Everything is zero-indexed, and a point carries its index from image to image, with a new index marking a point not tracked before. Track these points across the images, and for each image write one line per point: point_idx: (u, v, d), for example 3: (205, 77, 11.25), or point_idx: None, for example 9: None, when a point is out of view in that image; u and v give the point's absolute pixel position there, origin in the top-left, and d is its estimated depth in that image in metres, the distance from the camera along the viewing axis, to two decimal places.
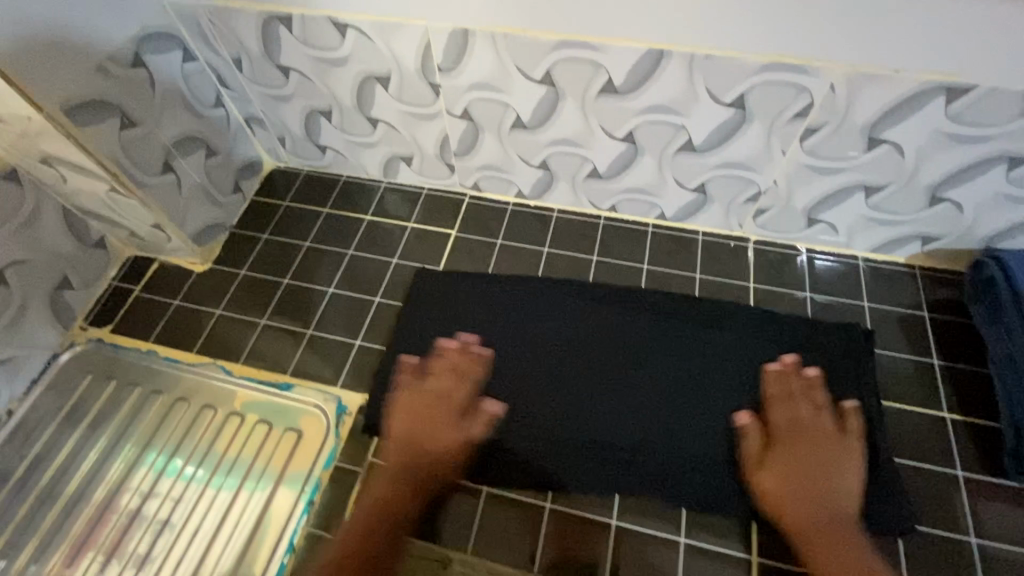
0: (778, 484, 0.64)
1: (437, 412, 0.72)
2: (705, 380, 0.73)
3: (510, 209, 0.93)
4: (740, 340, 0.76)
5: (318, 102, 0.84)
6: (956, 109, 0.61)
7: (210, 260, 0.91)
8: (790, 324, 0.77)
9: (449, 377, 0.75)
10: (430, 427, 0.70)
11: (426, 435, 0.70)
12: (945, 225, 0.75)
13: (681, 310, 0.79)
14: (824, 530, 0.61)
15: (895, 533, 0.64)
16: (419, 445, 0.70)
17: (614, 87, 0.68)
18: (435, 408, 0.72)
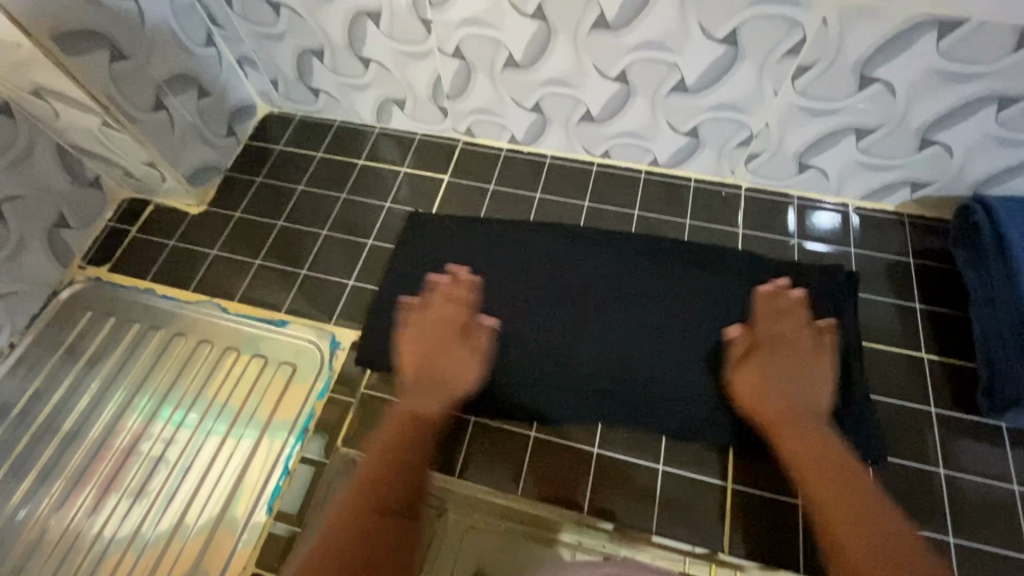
0: (783, 431, 0.63)
1: (427, 331, 0.72)
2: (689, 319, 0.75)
3: (502, 155, 0.93)
4: (722, 282, 0.77)
5: (309, 41, 0.84)
6: (948, 44, 0.60)
7: (205, 203, 0.92)
8: (772, 266, 0.78)
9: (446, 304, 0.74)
10: (440, 355, 0.71)
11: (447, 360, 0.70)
12: (935, 170, 0.75)
13: (670, 254, 0.81)
14: (791, 421, 0.63)
15: (869, 461, 0.65)
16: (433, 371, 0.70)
17: (606, 21, 0.68)
18: (439, 335, 0.72)
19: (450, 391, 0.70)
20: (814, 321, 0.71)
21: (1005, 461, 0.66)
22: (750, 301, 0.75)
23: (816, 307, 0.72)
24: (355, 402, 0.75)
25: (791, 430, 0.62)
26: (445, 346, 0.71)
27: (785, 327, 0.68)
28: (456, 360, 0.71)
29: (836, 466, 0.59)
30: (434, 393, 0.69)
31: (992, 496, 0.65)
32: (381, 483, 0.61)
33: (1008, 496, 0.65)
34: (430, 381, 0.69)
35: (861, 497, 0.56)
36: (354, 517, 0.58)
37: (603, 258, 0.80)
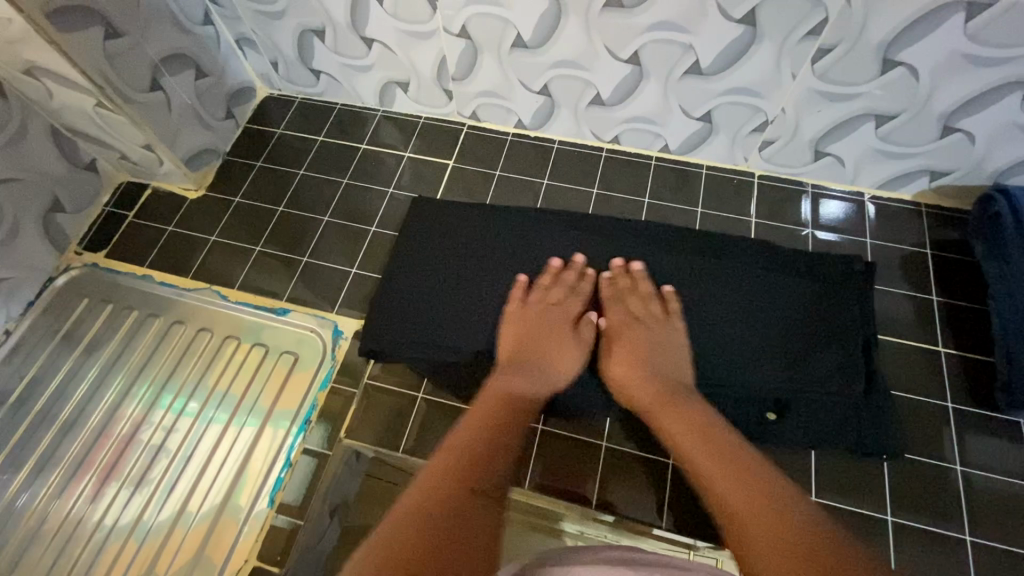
0: (683, 402, 0.61)
1: (535, 320, 0.70)
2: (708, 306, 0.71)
3: (509, 140, 0.91)
4: (741, 269, 0.73)
5: (310, 19, 0.81)
6: (976, 26, 0.58)
7: (204, 188, 0.90)
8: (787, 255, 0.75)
9: (561, 294, 0.72)
10: (545, 333, 0.69)
11: (552, 340, 0.68)
12: (955, 158, 0.73)
13: (682, 238, 0.77)
14: (662, 401, 0.61)
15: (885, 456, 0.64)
16: (528, 347, 0.68)
17: (620, 0, 0.65)
18: (552, 315, 0.70)
19: (546, 377, 0.66)
20: (833, 312, 0.69)
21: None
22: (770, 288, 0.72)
23: (834, 298, 0.70)
24: (358, 393, 0.74)
25: (664, 412, 0.61)
26: (548, 330, 0.69)
27: (632, 304, 0.70)
28: (557, 341, 0.68)
29: (737, 470, 0.53)
30: (519, 375, 0.65)
31: (1011, 494, 0.63)
32: (468, 453, 0.56)
33: None
34: (507, 367, 0.66)
35: (743, 495, 0.51)
36: (442, 481, 0.52)
37: (617, 242, 0.77)
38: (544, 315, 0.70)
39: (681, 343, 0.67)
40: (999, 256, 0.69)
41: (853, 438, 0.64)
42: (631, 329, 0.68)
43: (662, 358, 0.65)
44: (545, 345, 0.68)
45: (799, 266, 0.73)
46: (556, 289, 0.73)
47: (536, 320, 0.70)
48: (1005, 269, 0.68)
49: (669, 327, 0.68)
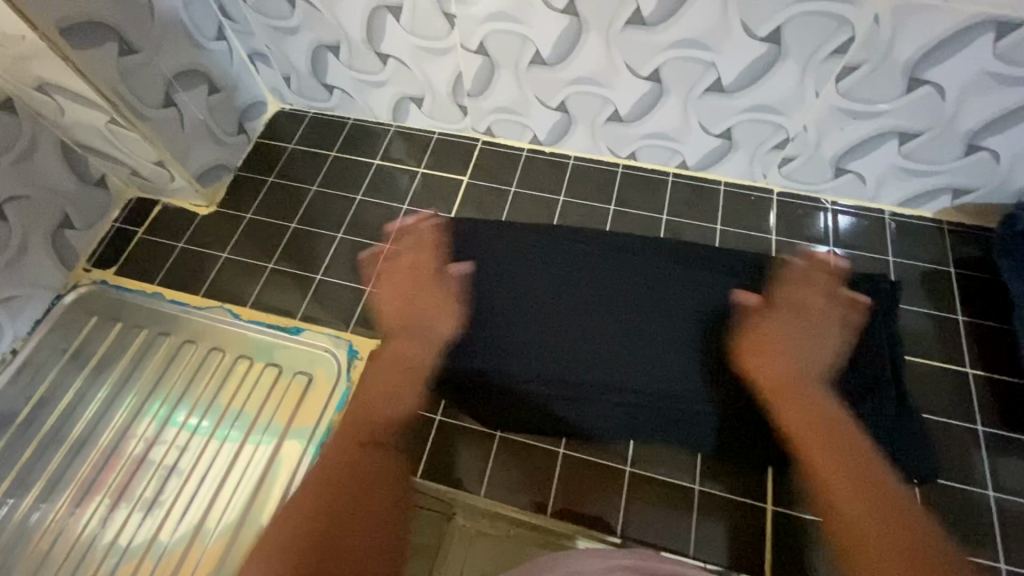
0: (809, 393, 0.60)
1: (405, 284, 0.71)
2: (731, 326, 0.69)
3: (523, 156, 0.90)
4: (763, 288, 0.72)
5: (325, 35, 0.80)
6: (1005, 46, 0.57)
7: (215, 204, 0.89)
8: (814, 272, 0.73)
9: (414, 249, 0.74)
10: (410, 295, 0.70)
11: (414, 298, 0.70)
12: (978, 177, 0.72)
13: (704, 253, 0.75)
14: (779, 390, 0.61)
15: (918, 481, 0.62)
16: (406, 296, 0.70)
17: (641, 18, 0.64)
18: (412, 276, 0.72)
19: (429, 337, 0.68)
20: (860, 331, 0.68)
21: None
22: None
23: (860, 316, 0.69)
24: None
25: (778, 399, 0.60)
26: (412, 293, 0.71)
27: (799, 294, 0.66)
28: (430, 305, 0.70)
29: (832, 442, 0.55)
30: (417, 339, 0.68)
31: None
32: (362, 430, 0.63)
33: None
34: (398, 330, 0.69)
35: (848, 482, 0.52)
36: (341, 446, 0.61)
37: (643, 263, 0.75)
38: (391, 272, 0.73)
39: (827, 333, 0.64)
40: None
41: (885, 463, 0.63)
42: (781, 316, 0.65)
43: (809, 344, 0.63)
44: (409, 296, 0.70)
45: None
46: (410, 252, 0.74)
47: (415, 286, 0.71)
48: None
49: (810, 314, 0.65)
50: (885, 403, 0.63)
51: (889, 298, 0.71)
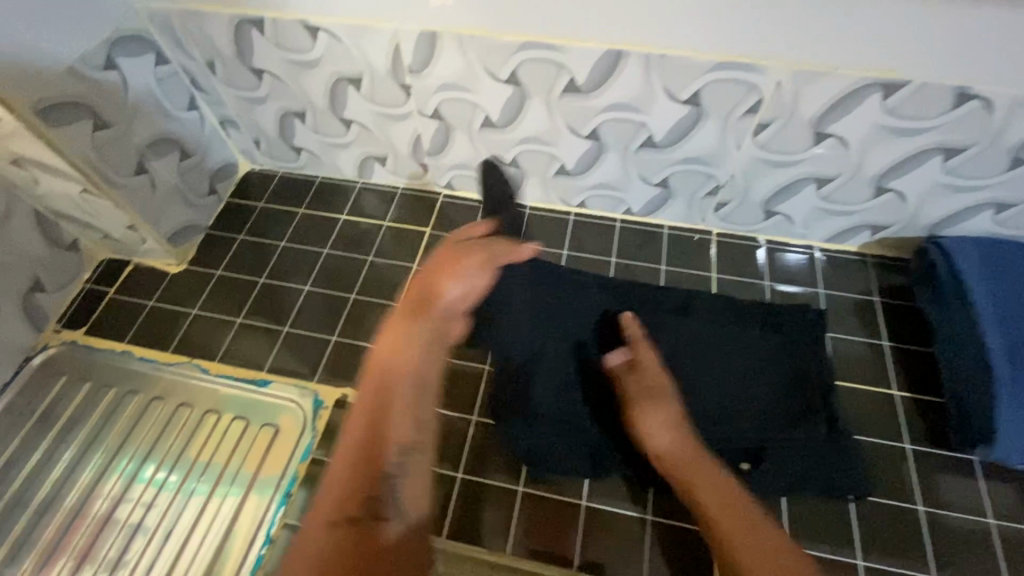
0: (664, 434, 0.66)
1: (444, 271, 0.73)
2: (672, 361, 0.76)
3: (482, 207, 0.96)
4: (717, 329, 0.77)
5: (291, 103, 0.86)
6: (892, 103, 0.65)
7: (185, 262, 0.92)
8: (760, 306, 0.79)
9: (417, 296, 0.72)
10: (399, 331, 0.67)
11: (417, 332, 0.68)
12: (891, 214, 0.79)
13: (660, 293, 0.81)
14: (686, 461, 0.64)
15: (851, 498, 0.67)
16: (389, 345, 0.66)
17: (577, 86, 0.72)
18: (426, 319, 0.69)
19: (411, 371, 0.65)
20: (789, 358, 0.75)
21: (984, 495, 0.68)
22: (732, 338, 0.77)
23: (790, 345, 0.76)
24: None
25: (691, 469, 0.63)
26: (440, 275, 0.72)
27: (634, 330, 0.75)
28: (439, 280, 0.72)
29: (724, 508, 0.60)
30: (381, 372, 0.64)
31: (970, 529, 0.66)
32: (360, 453, 0.58)
33: (987, 529, 0.66)
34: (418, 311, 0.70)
35: (756, 539, 0.56)
36: (365, 459, 0.57)
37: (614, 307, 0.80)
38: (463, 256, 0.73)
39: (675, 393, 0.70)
40: (938, 303, 0.75)
41: (822, 483, 0.68)
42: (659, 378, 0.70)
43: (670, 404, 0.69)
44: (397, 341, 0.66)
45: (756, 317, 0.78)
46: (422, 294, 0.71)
47: (446, 267, 0.73)
48: (944, 315, 0.74)
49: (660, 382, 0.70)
50: (818, 424, 0.69)
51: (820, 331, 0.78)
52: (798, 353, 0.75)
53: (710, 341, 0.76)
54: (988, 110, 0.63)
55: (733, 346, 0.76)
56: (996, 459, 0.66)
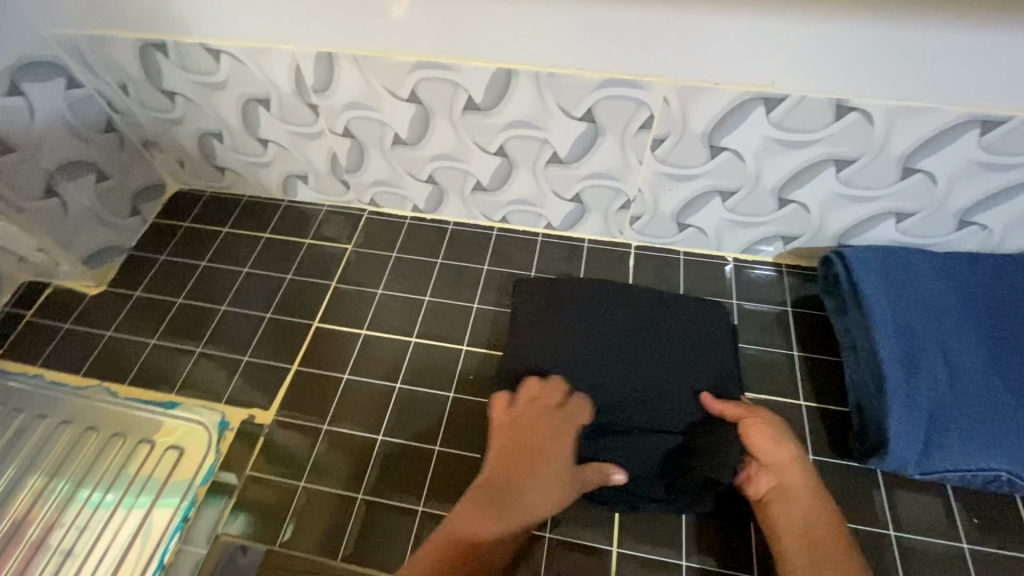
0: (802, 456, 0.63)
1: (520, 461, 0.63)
2: (597, 381, 0.73)
3: (407, 223, 0.96)
4: (635, 322, 0.78)
5: (207, 124, 0.86)
6: (777, 117, 0.66)
7: (105, 283, 0.92)
8: (674, 304, 0.80)
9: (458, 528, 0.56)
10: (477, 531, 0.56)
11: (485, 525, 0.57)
12: (798, 225, 0.80)
13: (580, 288, 0.82)
14: (781, 490, 0.61)
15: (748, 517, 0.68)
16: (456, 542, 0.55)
17: (476, 104, 0.73)
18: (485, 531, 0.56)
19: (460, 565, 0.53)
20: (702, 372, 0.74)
21: (879, 504, 0.69)
22: (654, 355, 0.75)
23: (706, 358, 0.75)
24: (241, 484, 0.73)
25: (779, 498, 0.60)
26: (521, 478, 0.61)
27: (548, 394, 0.70)
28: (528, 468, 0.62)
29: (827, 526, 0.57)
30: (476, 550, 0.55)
31: (864, 539, 0.67)
32: None
33: (881, 539, 0.67)
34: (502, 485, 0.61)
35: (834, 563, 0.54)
36: None
37: (534, 296, 0.81)
38: (537, 424, 0.66)
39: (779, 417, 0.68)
40: (842, 312, 0.76)
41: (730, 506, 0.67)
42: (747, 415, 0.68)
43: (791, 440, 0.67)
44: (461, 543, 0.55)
45: (674, 332, 0.77)
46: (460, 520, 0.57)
47: (524, 451, 0.63)
48: (846, 325, 0.75)
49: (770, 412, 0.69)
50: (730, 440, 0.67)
51: (734, 335, 0.78)
52: (717, 349, 0.76)
53: (628, 332, 0.77)
54: (868, 122, 0.64)
55: (651, 339, 0.77)
56: (892, 468, 0.65)
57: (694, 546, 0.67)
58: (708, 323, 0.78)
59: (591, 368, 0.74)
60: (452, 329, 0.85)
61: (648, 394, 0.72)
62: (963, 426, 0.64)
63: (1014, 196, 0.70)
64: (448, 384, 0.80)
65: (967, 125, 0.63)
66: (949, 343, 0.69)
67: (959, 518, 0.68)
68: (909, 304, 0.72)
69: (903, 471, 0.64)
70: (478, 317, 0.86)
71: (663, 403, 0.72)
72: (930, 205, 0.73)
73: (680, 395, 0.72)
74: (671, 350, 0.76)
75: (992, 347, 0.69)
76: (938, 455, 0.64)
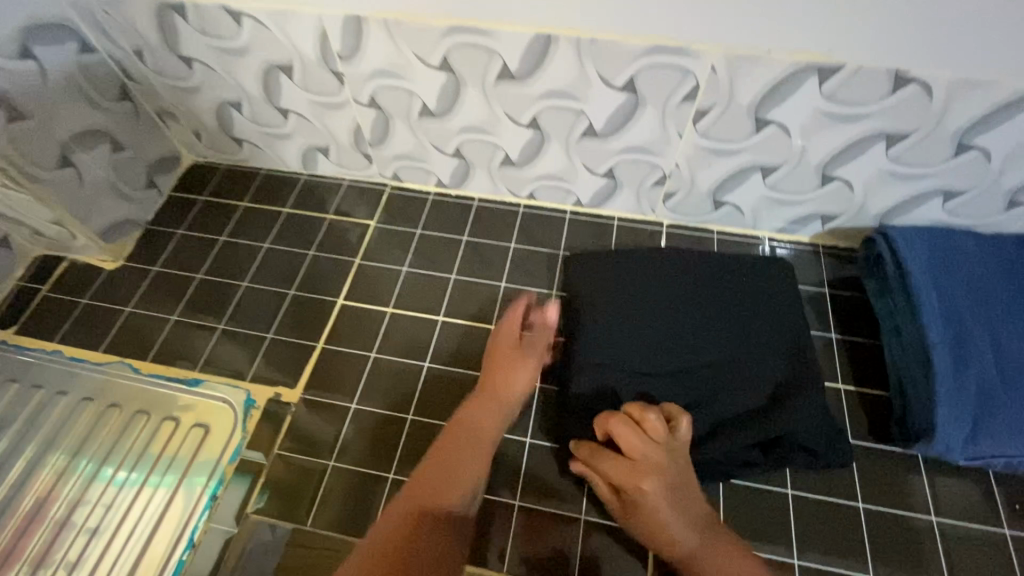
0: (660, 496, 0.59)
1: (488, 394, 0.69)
2: (643, 362, 0.71)
3: (431, 199, 0.93)
4: (687, 295, 0.76)
5: (226, 93, 0.83)
6: (830, 88, 0.63)
7: (121, 258, 0.89)
8: (738, 273, 0.78)
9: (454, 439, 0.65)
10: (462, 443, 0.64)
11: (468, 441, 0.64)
12: (840, 204, 0.77)
13: (629, 257, 0.80)
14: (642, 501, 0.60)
15: (829, 466, 0.67)
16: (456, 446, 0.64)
17: (510, 72, 0.69)
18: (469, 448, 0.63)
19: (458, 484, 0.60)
20: (764, 338, 0.72)
21: (920, 490, 0.68)
22: (703, 334, 0.73)
23: (766, 321, 0.73)
24: (268, 464, 0.72)
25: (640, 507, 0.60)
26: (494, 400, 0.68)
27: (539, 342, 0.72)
28: (473, 466, 0.62)
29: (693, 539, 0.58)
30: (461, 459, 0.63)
31: (904, 525, 0.66)
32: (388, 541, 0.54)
33: (922, 525, 0.66)
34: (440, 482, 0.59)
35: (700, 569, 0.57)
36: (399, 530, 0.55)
37: (586, 265, 0.80)
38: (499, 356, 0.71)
39: (651, 485, 0.59)
40: (885, 294, 0.74)
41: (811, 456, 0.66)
42: (615, 472, 0.61)
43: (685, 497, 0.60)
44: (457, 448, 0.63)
45: (728, 300, 0.75)
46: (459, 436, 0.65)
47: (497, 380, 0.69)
48: (889, 308, 0.72)
49: (643, 478, 0.59)
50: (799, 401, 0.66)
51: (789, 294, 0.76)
52: (784, 319, 0.73)
53: (678, 305, 0.75)
54: (926, 94, 0.61)
55: (709, 310, 0.74)
56: (937, 453, 0.63)
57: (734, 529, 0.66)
58: (772, 295, 0.76)
59: (637, 344, 0.72)
60: (479, 309, 0.83)
61: (705, 366, 0.70)
62: (1012, 413, 0.62)
63: None
64: (478, 364, 0.78)
65: None
66: (998, 329, 0.67)
67: (1001, 505, 0.67)
68: (957, 287, 0.69)
69: (947, 458, 0.63)
70: (505, 297, 0.84)
71: (721, 378, 0.69)
72: (981, 184, 0.70)
73: (746, 366, 0.70)
74: (725, 327, 0.73)
75: None
76: (985, 441, 0.62)
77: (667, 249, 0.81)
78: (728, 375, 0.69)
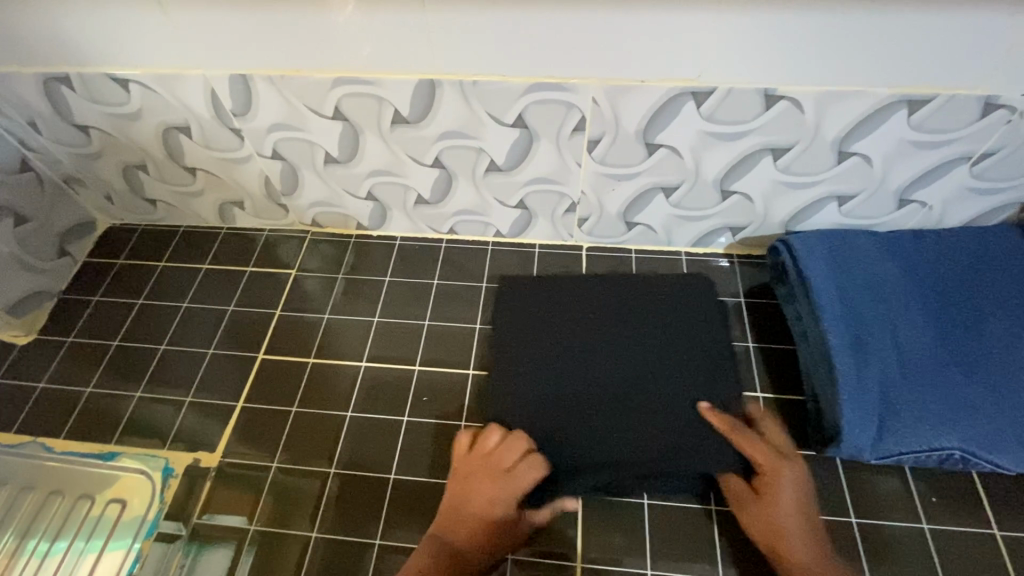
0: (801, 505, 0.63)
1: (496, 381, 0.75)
2: (574, 389, 0.73)
3: (352, 242, 0.93)
4: (608, 320, 0.79)
5: (129, 156, 0.82)
6: (708, 110, 0.65)
7: (35, 332, 0.87)
8: (659, 295, 0.81)
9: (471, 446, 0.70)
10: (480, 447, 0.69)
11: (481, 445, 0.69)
12: (744, 216, 0.79)
13: (558, 282, 0.83)
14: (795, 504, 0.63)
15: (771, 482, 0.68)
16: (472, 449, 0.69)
17: (403, 117, 0.70)
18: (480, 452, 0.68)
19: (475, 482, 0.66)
20: (685, 344, 0.76)
21: (840, 491, 0.68)
22: (628, 352, 0.76)
23: (687, 332, 0.77)
24: (186, 535, 0.70)
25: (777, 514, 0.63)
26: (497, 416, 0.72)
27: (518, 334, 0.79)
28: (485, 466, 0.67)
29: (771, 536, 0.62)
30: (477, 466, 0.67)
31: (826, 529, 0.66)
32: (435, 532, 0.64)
33: (845, 529, 0.66)
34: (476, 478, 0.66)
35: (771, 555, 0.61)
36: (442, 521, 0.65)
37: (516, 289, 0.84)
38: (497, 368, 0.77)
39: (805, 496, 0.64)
40: (792, 301, 0.75)
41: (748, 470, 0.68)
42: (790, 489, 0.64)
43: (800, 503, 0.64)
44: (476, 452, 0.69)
45: (640, 319, 0.79)
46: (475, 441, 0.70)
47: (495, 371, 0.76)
48: (795, 315, 0.74)
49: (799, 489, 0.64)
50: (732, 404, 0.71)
51: (698, 310, 0.79)
52: (705, 327, 0.78)
53: (602, 332, 0.78)
54: (798, 109, 0.64)
55: (636, 336, 0.77)
56: (849, 455, 0.64)
57: (660, 551, 0.66)
58: (687, 309, 0.80)
59: (564, 376, 0.74)
60: (404, 349, 0.83)
61: (633, 383, 0.73)
62: (914, 409, 0.64)
63: (949, 171, 0.70)
64: (403, 407, 0.78)
65: (895, 106, 0.63)
66: (898, 326, 0.69)
67: (918, 499, 0.68)
68: (856, 288, 0.72)
69: (859, 458, 0.64)
70: (429, 335, 0.84)
71: (648, 393, 0.72)
72: (870, 186, 0.73)
73: (676, 401, 0.72)
74: (647, 342, 0.77)
75: (939, 326, 0.69)
76: (892, 439, 0.63)
77: (583, 278, 0.84)
78: (653, 388, 0.73)
